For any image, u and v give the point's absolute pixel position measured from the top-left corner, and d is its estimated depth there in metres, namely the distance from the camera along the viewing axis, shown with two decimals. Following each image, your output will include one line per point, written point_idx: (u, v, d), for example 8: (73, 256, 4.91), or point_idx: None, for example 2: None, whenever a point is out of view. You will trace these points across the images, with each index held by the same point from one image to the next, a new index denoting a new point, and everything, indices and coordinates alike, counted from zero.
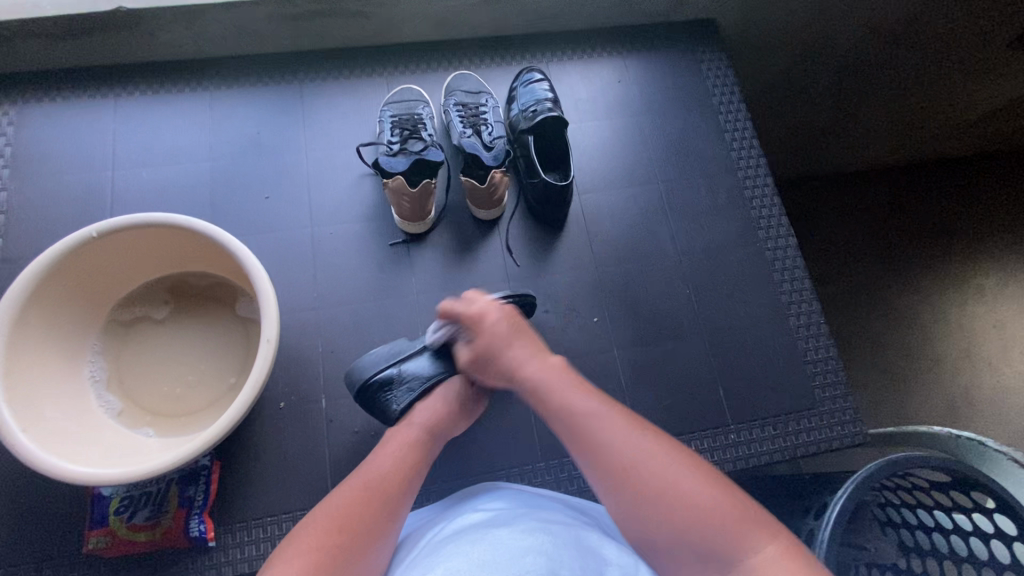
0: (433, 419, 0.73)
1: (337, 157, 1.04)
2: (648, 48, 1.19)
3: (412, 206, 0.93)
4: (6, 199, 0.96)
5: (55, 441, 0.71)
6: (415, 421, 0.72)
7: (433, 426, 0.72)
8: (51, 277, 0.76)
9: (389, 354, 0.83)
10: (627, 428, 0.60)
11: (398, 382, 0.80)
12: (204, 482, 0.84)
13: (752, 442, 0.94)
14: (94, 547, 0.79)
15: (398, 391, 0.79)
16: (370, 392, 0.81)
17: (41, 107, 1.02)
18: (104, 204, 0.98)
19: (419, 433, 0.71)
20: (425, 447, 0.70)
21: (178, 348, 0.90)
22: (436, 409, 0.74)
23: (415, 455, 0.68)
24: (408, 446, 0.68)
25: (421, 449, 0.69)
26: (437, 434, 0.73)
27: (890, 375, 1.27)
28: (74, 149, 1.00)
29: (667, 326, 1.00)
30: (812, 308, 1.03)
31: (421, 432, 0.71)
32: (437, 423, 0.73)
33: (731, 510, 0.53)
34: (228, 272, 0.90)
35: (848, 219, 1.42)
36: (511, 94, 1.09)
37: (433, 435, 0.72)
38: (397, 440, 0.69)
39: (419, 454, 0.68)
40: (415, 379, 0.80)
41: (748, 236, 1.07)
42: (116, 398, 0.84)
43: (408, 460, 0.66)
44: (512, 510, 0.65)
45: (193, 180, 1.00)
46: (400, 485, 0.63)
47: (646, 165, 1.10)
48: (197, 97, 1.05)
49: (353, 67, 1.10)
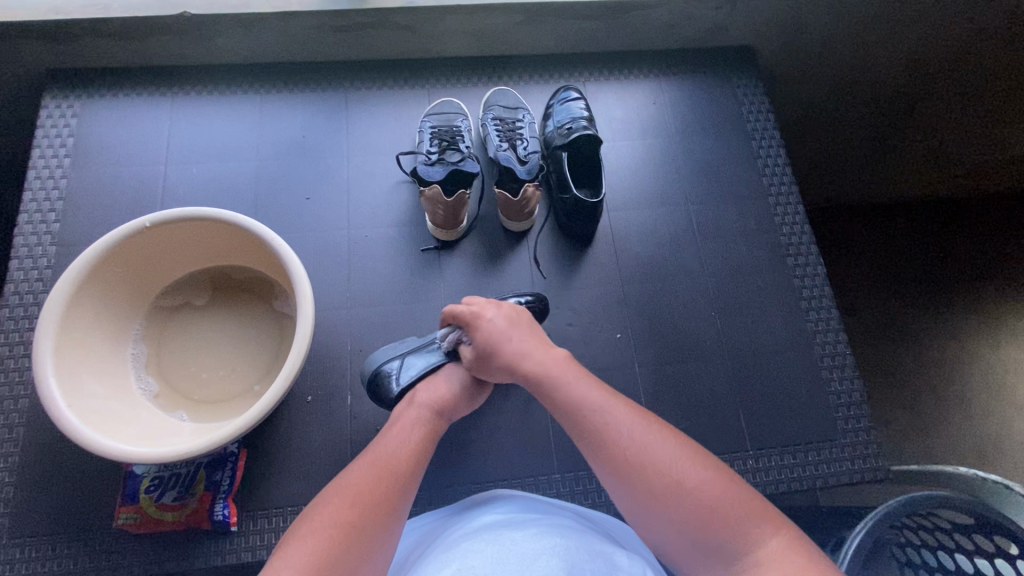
0: (436, 400, 0.76)
1: (376, 162, 1.08)
2: (684, 71, 1.20)
3: (446, 214, 0.96)
4: (66, 186, 1.02)
5: (97, 418, 0.75)
6: (418, 401, 0.76)
7: (437, 405, 0.76)
8: (105, 262, 0.81)
9: (396, 347, 0.87)
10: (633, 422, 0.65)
11: (401, 368, 0.83)
12: (230, 469, 0.87)
13: (769, 470, 0.94)
14: (123, 523, 0.82)
15: (399, 375, 0.83)
16: (375, 379, 0.84)
17: (104, 101, 1.08)
18: (155, 195, 1.03)
19: (424, 413, 0.74)
20: (430, 426, 0.73)
21: (212, 336, 0.94)
22: (440, 390, 0.77)
23: (421, 433, 0.71)
24: (412, 427, 0.72)
25: (426, 428, 0.72)
26: (440, 415, 0.76)
27: (917, 413, 1.24)
28: (130, 143, 1.06)
29: (690, 346, 1.01)
30: (838, 338, 1.02)
31: (424, 413, 0.74)
32: (441, 402, 0.76)
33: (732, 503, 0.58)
34: (267, 267, 0.93)
35: (880, 255, 1.40)
36: (547, 111, 1.12)
37: (437, 414, 0.75)
38: (402, 423, 0.73)
39: (424, 435, 0.71)
40: (416, 366, 0.83)
41: (777, 262, 1.07)
42: (155, 380, 0.88)
43: (415, 440, 0.70)
44: (526, 515, 0.67)
45: (239, 177, 1.05)
46: (410, 463, 0.67)
47: (677, 187, 1.11)
48: (248, 99, 1.10)
49: (397, 77, 1.15)
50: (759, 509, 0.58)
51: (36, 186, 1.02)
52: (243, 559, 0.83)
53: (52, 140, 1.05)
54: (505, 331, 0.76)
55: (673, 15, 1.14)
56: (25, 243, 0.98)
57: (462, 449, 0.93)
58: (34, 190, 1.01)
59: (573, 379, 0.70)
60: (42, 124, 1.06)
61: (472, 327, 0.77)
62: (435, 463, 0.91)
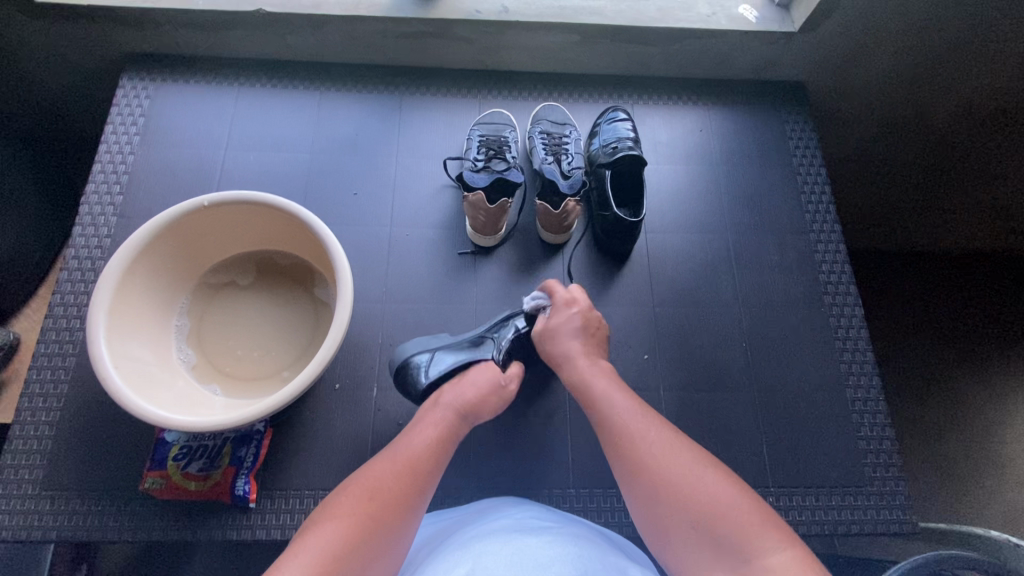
0: (461, 402, 0.76)
1: (423, 165, 1.12)
2: (733, 102, 1.21)
3: (486, 220, 0.99)
4: (132, 162, 1.08)
5: (138, 382, 0.79)
6: (442, 402, 0.76)
7: (461, 408, 0.76)
8: (163, 235, 0.85)
9: (429, 341, 0.88)
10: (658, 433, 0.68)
11: (431, 362, 0.85)
12: (255, 446, 0.89)
13: (789, 509, 0.91)
14: (149, 487, 0.85)
15: (429, 368, 0.84)
16: (404, 369, 0.85)
17: (176, 86, 1.15)
18: (213, 178, 1.08)
19: (448, 415, 0.75)
20: (451, 429, 0.74)
21: (251, 316, 0.97)
22: (464, 394, 0.78)
23: (443, 434, 0.72)
24: (434, 428, 0.73)
25: (448, 430, 0.73)
26: (463, 418, 0.76)
27: (950, 472, 1.19)
28: (195, 127, 1.12)
29: (718, 374, 0.99)
30: (872, 383, 1.00)
31: (447, 414, 0.75)
32: (465, 406, 0.76)
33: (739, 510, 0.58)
34: (310, 255, 0.96)
35: (919, 308, 1.35)
36: (594, 129, 1.14)
37: (460, 417, 0.76)
38: (425, 423, 0.74)
39: (445, 436, 0.72)
40: (446, 362, 0.84)
41: (813, 299, 1.05)
42: (194, 353, 0.92)
43: (436, 442, 0.71)
44: (534, 522, 0.67)
45: (293, 168, 1.10)
46: (430, 464, 0.68)
47: (717, 215, 1.11)
48: (309, 95, 1.15)
49: (451, 86, 1.18)
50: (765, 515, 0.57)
51: (106, 159, 1.08)
52: (257, 536, 0.85)
53: (125, 118, 1.11)
54: (574, 332, 0.84)
55: (729, 45, 1.15)
56: (90, 211, 1.04)
57: (480, 453, 0.93)
58: (103, 163, 1.08)
59: (601, 388, 0.76)
60: (118, 103, 1.12)
61: (557, 309, 0.86)
62: (452, 463, 0.92)
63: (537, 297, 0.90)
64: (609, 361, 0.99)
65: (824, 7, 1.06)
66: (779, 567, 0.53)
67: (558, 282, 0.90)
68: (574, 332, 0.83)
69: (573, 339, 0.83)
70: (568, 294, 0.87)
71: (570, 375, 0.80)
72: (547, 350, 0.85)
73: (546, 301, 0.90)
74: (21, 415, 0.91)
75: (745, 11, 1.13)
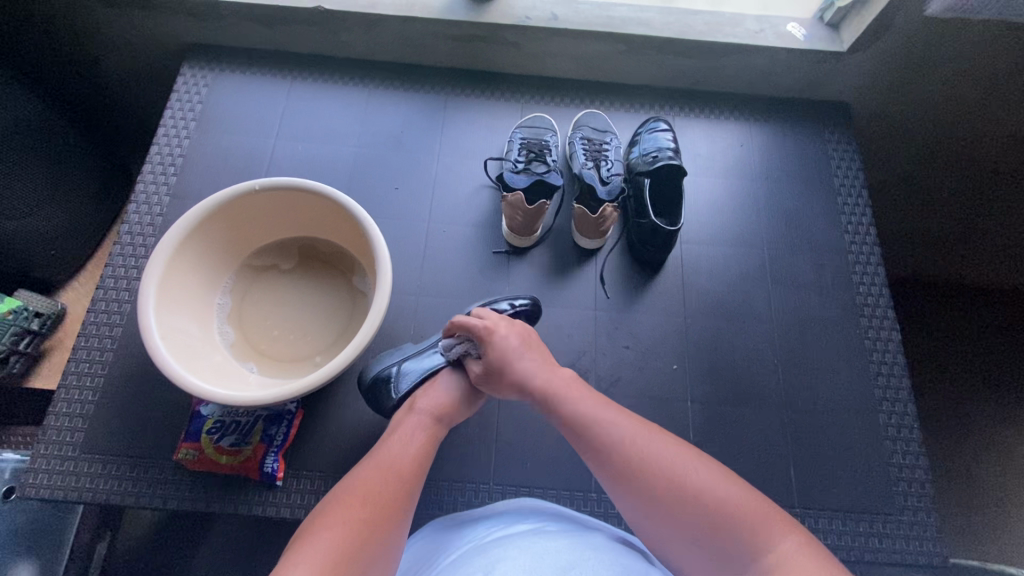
0: (436, 407, 0.79)
1: (464, 164, 1.14)
2: (775, 119, 1.21)
3: (524, 221, 0.99)
4: (187, 146, 1.13)
5: (181, 354, 0.81)
6: (417, 408, 0.78)
7: (437, 413, 0.78)
8: (214, 215, 0.89)
9: (395, 353, 0.89)
10: (644, 435, 0.68)
11: (399, 375, 0.86)
12: (285, 426, 0.91)
13: (814, 532, 0.89)
14: (182, 457, 0.88)
15: (399, 383, 0.85)
16: (374, 385, 0.86)
17: (233, 77, 1.20)
18: (262, 166, 1.12)
19: (424, 420, 0.77)
20: (431, 433, 0.76)
21: (290, 300, 1.00)
22: (438, 399, 0.79)
23: (423, 439, 0.74)
24: (416, 433, 0.74)
25: (427, 434, 0.75)
26: (441, 421, 0.78)
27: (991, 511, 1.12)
28: (248, 116, 1.16)
29: (747, 390, 0.98)
30: (906, 409, 0.97)
31: (425, 419, 0.77)
32: (441, 410, 0.78)
33: (744, 502, 0.61)
34: (351, 245, 0.99)
35: (969, 339, 1.27)
36: (634, 138, 1.14)
37: (437, 421, 0.77)
38: (402, 430, 0.75)
39: (428, 439, 0.75)
40: (414, 374, 0.85)
41: (849, 321, 1.04)
42: (233, 331, 0.94)
43: (417, 446, 0.73)
44: (549, 521, 0.71)
45: (338, 160, 1.13)
46: (414, 467, 0.70)
47: (753, 230, 1.11)
48: (357, 91, 1.19)
49: (495, 90, 1.21)
50: (761, 504, 0.61)
51: (162, 142, 1.13)
52: (281, 514, 0.88)
53: (183, 104, 1.16)
54: (517, 350, 0.78)
55: (775, 62, 1.15)
56: (145, 190, 1.09)
57: (502, 451, 0.94)
58: (160, 145, 1.13)
59: (577, 400, 0.72)
60: (178, 89, 1.17)
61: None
62: (474, 458, 0.93)
63: (454, 347, 0.83)
64: (636, 368, 0.99)
65: (875, 28, 1.05)
66: (788, 552, 0.57)
67: (462, 316, 0.81)
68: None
69: (519, 356, 0.77)
70: (483, 325, 0.79)
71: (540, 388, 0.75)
72: (504, 376, 0.77)
73: (460, 342, 0.83)
74: (66, 379, 0.95)
75: (794, 29, 1.13)
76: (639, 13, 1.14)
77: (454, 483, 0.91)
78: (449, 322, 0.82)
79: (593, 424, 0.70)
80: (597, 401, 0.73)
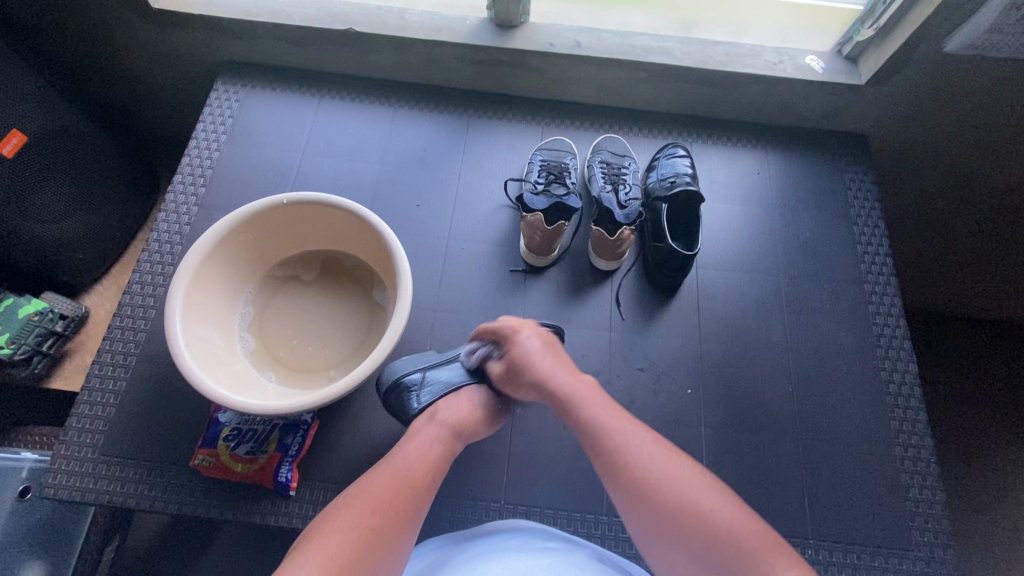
0: (457, 420, 0.78)
1: (484, 184, 1.16)
2: (792, 148, 1.22)
3: (542, 240, 1.00)
4: (217, 158, 1.17)
5: (203, 360, 0.83)
6: (438, 418, 0.78)
7: (456, 426, 0.78)
8: (242, 226, 0.91)
9: (417, 360, 0.89)
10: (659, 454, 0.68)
11: (422, 384, 0.86)
12: (301, 435, 0.92)
13: (828, 565, 0.88)
14: (198, 463, 0.89)
15: (420, 392, 0.85)
16: (394, 392, 0.87)
17: (264, 93, 1.24)
18: (288, 179, 1.15)
19: (443, 431, 0.77)
20: (448, 445, 0.76)
21: (310, 311, 1.02)
22: (460, 412, 0.80)
23: (439, 451, 0.74)
24: (432, 443, 0.75)
25: (445, 446, 0.75)
26: (459, 436, 0.78)
27: (1013, 551, 1.09)
28: (277, 131, 1.20)
29: (761, 417, 0.98)
30: (923, 442, 0.96)
31: (443, 430, 0.77)
32: (460, 424, 0.78)
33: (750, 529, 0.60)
34: (372, 259, 1.01)
35: (987, 372, 1.27)
36: (652, 163, 1.16)
37: (455, 434, 0.77)
38: (421, 437, 0.76)
39: (442, 452, 0.74)
40: (437, 384, 0.86)
41: (865, 351, 1.03)
42: (253, 340, 0.96)
43: (433, 457, 0.73)
44: (536, 538, 0.72)
45: (362, 176, 1.16)
46: (426, 479, 0.70)
47: (769, 257, 1.11)
48: (383, 110, 1.23)
49: (516, 112, 1.24)
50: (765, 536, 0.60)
51: (194, 154, 1.16)
52: (292, 524, 0.88)
53: (215, 119, 1.20)
54: (540, 351, 0.80)
55: (793, 93, 1.16)
56: (174, 200, 1.12)
57: (515, 469, 0.94)
58: (192, 156, 1.16)
59: (592, 410, 0.73)
60: (211, 104, 1.22)
61: (547, 330, 0.89)
62: (485, 475, 0.93)
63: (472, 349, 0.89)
64: (650, 390, 1.00)
65: (894, 62, 1.07)
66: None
67: (486, 327, 0.87)
68: (561, 352, 0.86)
69: (541, 356, 0.80)
70: (510, 326, 0.83)
71: (558, 393, 0.76)
72: (521, 381, 0.79)
73: (483, 348, 0.88)
74: (90, 381, 0.97)
75: (812, 61, 1.15)
76: (660, 42, 1.16)
77: (465, 499, 0.91)
78: (476, 330, 0.88)
79: (618, 443, 0.69)
80: (610, 408, 0.74)
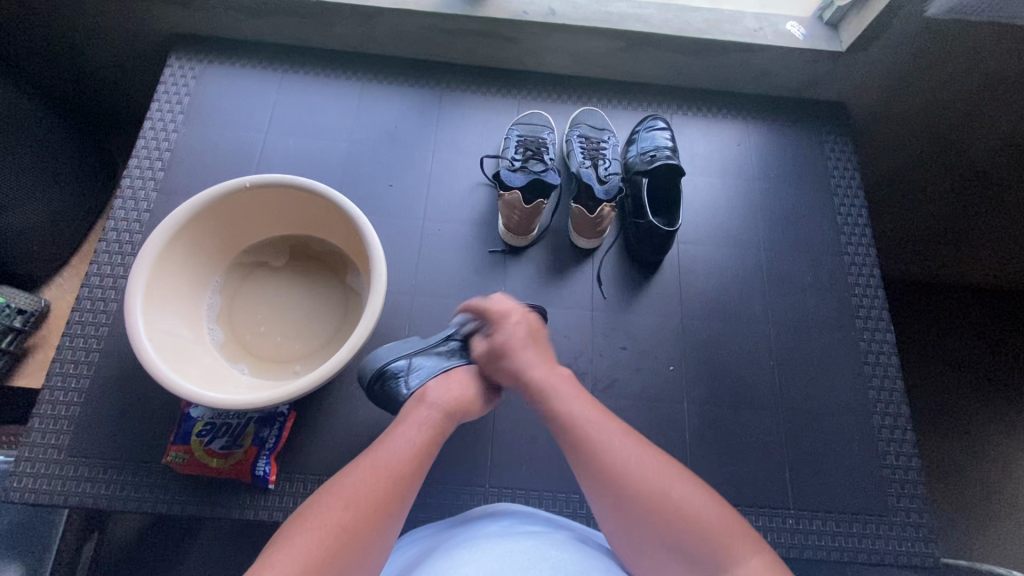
0: (447, 402, 0.76)
1: (460, 161, 1.12)
2: (773, 119, 1.20)
3: (520, 220, 0.97)
4: (175, 140, 1.10)
5: (169, 354, 0.79)
6: (428, 401, 0.76)
7: (447, 408, 0.76)
8: (203, 211, 0.86)
9: (401, 346, 0.85)
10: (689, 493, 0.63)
11: (409, 370, 0.83)
12: (277, 428, 0.89)
13: (808, 533, 0.90)
14: (171, 460, 0.86)
15: (408, 377, 0.83)
16: (380, 380, 0.83)
17: (222, 69, 1.17)
18: (252, 161, 1.10)
19: (432, 414, 0.74)
20: (437, 429, 0.73)
21: (281, 298, 0.98)
22: (450, 393, 0.78)
23: (427, 435, 0.72)
24: (419, 428, 0.72)
25: (433, 431, 0.73)
26: (451, 416, 0.76)
27: (979, 509, 1.14)
28: (237, 109, 1.13)
29: (742, 391, 0.98)
30: (900, 410, 0.98)
31: (433, 414, 0.74)
32: (451, 405, 0.76)
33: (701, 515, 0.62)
34: (344, 243, 0.97)
35: (962, 337, 1.29)
36: (632, 136, 1.14)
37: (446, 416, 0.75)
38: (408, 423, 0.73)
39: (430, 437, 0.72)
40: (425, 369, 0.83)
41: (844, 322, 1.04)
42: (222, 331, 0.92)
43: (419, 443, 0.71)
44: (516, 524, 0.71)
45: (331, 155, 1.11)
46: (412, 469, 0.68)
47: (749, 230, 1.10)
48: (351, 85, 1.17)
49: (492, 85, 1.19)
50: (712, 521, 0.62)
51: (149, 136, 1.10)
52: (273, 518, 0.86)
53: (171, 97, 1.13)
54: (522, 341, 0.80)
55: (774, 61, 1.14)
56: (131, 185, 1.06)
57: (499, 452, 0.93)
58: (147, 138, 1.09)
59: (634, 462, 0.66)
60: (166, 81, 1.14)
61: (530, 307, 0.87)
62: (470, 460, 0.92)
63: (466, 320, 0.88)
64: (632, 369, 0.99)
65: (875, 28, 1.04)
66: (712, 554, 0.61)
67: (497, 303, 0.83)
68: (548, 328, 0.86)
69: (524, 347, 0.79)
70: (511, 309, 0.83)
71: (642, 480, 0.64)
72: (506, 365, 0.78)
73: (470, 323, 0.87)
74: (51, 379, 0.92)
75: (793, 28, 1.13)
76: (638, 9, 1.12)
77: (450, 486, 0.90)
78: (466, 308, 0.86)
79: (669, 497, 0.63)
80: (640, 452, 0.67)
